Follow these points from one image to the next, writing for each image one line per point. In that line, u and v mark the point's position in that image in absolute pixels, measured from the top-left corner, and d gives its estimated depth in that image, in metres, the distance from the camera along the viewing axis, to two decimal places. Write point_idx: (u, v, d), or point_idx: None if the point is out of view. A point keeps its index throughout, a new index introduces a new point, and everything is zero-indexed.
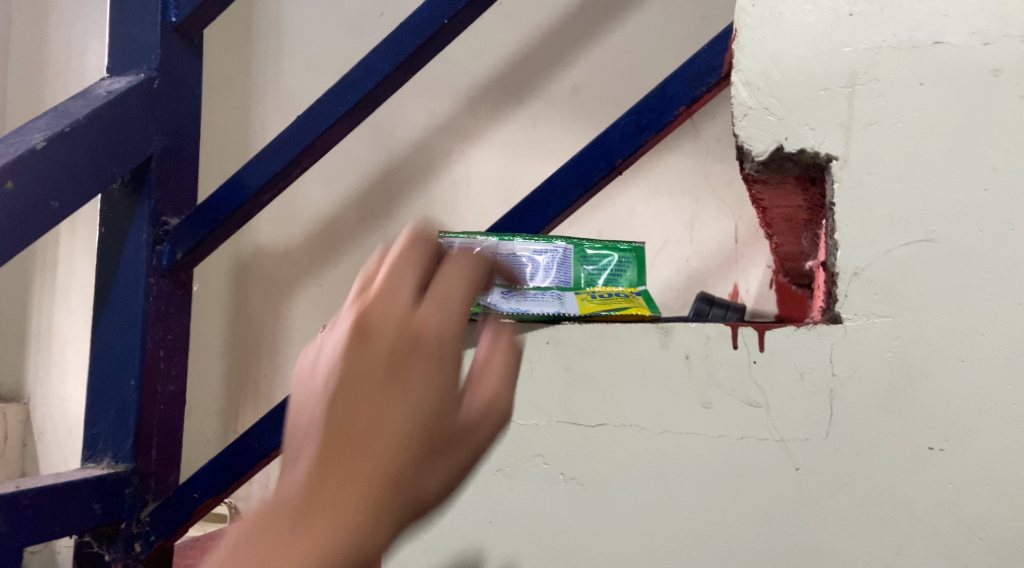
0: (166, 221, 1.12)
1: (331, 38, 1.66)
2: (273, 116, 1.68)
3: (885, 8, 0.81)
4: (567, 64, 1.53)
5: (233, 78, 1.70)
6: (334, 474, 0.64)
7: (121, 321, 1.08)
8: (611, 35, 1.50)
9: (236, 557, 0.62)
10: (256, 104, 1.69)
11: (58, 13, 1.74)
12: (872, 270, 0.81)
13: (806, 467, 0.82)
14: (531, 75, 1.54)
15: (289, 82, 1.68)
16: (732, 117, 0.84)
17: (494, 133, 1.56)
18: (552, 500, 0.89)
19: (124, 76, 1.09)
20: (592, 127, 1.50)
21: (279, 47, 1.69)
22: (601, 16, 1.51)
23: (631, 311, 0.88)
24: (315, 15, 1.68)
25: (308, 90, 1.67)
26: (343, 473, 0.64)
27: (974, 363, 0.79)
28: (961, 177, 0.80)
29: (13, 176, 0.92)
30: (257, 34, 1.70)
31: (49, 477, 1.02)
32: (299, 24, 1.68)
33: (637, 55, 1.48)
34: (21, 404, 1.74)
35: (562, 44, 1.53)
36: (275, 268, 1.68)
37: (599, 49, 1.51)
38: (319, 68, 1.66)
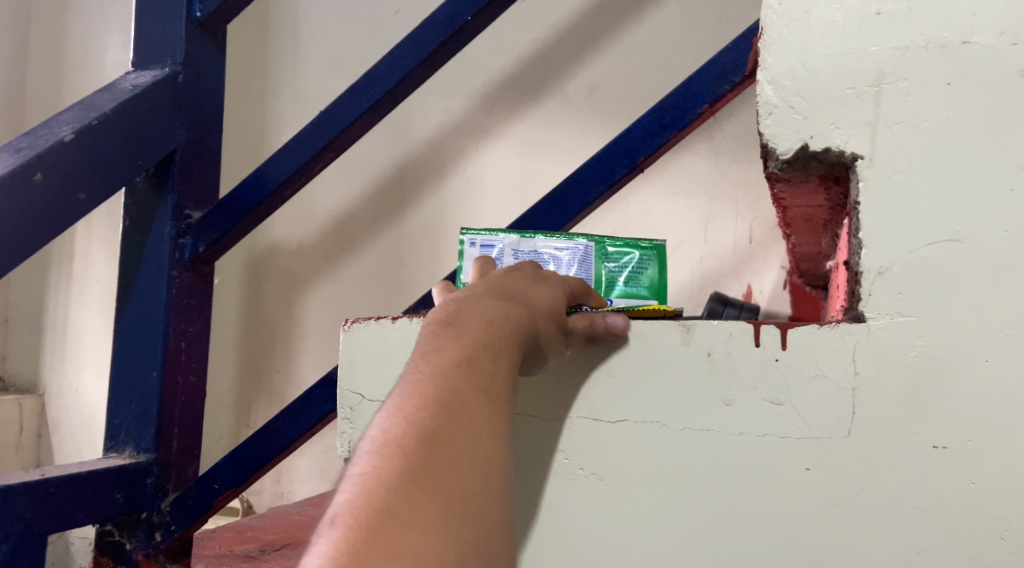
0: (190, 215, 1.12)
1: (348, 35, 1.66)
2: (290, 113, 1.69)
3: (913, 7, 0.81)
4: (584, 62, 1.52)
5: (251, 74, 1.71)
6: (485, 357, 0.74)
7: (143, 313, 1.09)
8: (628, 33, 1.49)
9: (411, 419, 0.69)
10: (272, 102, 1.70)
11: (87, 13, 1.78)
12: (897, 269, 0.81)
13: (815, 468, 0.83)
14: (548, 73, 1.54)
15: (306, 79, 1.68)
16: (757, 116, 0.84)
17: (509, 132, 1.56)
18: (573, 497, 0.89)
19: (150, 70, 1.10)
20: (609, 126, 1.50)
21: (296, 44, 1.69)
22: (619, 14, 1.50)
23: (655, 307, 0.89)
24: (333, 12, 1.68)
25: (324, 87, 1.67)
26: (492, 358, 0.74)
27: (1000, 363, 0.79)
28: (989, 177, 0.79)
29: (42, 168, 0.93)
30: (276, 32, 1.71)
31: (72, 465, 1.02)
32: (317, 22, 1.69)
33: (655, 54, 1.48)
34: (37, 395, 1.75)
35: (579, 42, 1.52)
36: (290, 264, 1.69)
37: (617, 47, 1.50)
38: (336, 66, 1.67)
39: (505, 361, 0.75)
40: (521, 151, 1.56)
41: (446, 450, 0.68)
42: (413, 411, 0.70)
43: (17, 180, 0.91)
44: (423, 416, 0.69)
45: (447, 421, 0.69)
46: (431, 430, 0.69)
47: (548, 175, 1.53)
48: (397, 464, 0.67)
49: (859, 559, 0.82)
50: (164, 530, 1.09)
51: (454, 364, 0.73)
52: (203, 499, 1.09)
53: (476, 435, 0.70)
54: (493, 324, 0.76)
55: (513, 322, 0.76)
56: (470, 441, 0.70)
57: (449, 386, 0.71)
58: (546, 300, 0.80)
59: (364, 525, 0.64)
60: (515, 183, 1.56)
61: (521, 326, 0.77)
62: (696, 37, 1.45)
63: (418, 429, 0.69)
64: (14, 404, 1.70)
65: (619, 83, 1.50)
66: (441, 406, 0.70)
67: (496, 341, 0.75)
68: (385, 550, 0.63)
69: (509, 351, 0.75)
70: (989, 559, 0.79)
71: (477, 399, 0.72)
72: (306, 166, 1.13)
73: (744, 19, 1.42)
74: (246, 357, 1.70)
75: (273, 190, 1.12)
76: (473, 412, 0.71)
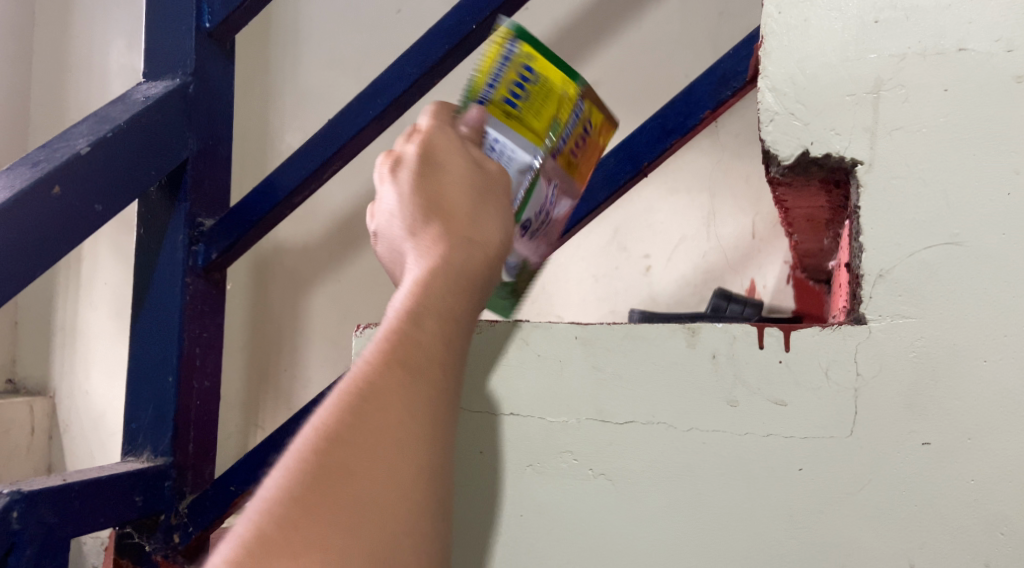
0: (201, 223, 1.14)
1: (351, 36, 1.68)
2: (293, 113, 1.70)
3: (909, 15, 0.83)
4: (585, 61, 1.54)
5: (254, 77, 1.73)
6: (405, 345, 0.76)
7: (157, 320, 1.12)
8: (629, 32, 1.51)
9: (329, 418, 0.74)
10: (276, 103, 1.72)
11: (92, 19, 1.80)
12: (896, 272, 0.83)
13: (808, 468, 0.85)
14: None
15: (308, 79, 1.70)
16: (758, 123, 0.86)
17: None
18: (581, 495, 0.91)
19: (161, 81, 1.12)
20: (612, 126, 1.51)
21: (298, 46, 1.71)
22: (619, 13, 1.51)
23: (495, 52, 0.86)
24: (335, 14, 1.70)
25: (327, 88, 1.69)
26: (412, 345, 0.76)
27: (998, 363, 0.81)
28: (986, 181, 0.81)
29: (59, 182, 0.95)
30: (279, 35, 1.73)
31: (92, 470, 1.05)
32: (318, 23, 1.70)
33: (656, 52, 1.49)
34: (48, 397, 1.77)
35: (581, 41, 1.54)
36: (295, 263, 1.71)
37: (618, 46, 1.51)
38: (339, 66, 1.68)
39: (424, 343, 0.77)
40: None
41: (365, 441, 0.73)
42: (338, 404, 0.74)
43: (35, 194, 0.93)
44: (345, 409, 0.74)
45: (366, 411, 0.73)
46: (350, 424, 0.73)
47: None
48: (317, 457, 0.72)
49: (863, 554, 0.84)
50: (182, 532, 1.11)
51: (378, 352, 0.76)
52: (219, 503, 1.10)
53: (395, 423, 0.73)
54: (417, 303, 0.78)
55: (439, 300, 0.78)
56: (381, 436, 0.73)
57: (371, 375, 0.75)
58: (472, 252, 0.80)
59: (280, 519, 0.70)
60: None
61: (448, 300, 0.78)
62: (697, 35, 1.46)
63: (339, 425, 0.73)
64: (25, 407, 1.72)
65: (621, 82, 1.51)
66: (362, 396, 0.74)
67: (421, 321, 0.77)
68: (298, 543, 0.69)
69: (440, 331, 0.78)
70: (989, 552, 0.81)
71: (397, 385, 0.75)
72: (316, 172, 1.15)
73: (745, 16, 1.43)
74: (253, 357, 1.72)
75: (284, 198, 1.14)
76: (394, 399, 0.74)
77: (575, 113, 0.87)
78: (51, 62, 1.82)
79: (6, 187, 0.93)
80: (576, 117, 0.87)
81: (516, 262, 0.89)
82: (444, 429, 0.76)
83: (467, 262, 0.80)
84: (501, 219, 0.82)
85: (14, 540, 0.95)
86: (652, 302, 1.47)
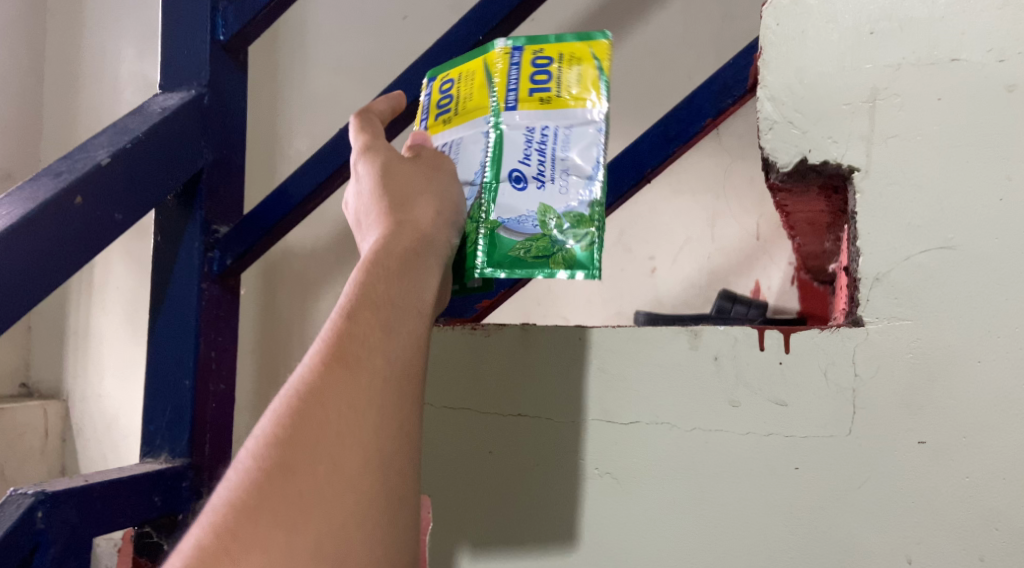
0: (216, 230, 1.17)
1: (358, 44, 1.70)
2: (301, 120, 1.72)
3: (904, 27, 0.85)
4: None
5: (262, 86, 1.76)
6: (347, 340, 0.75)
7: (174, 325, 1.15)
8: (633, 36, 1.51)
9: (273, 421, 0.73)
10: (284, 110, 1.74)
11: (106, 28, 1.82)
12: (893, 276, 0.85)
13: (804, 467, 0.88)
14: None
15: (314, 86, 1.72)
16: (758, 131, 0.88)
17: None
18: (587, 494, 0.94)
19: (177, 92, 1.15)
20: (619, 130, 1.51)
21: (305, 56, 1.74)
22: (623, 17, 1.52)
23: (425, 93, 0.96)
24: (340, 23, 1.72)
25: (333, 93, 1.70)
26: (354, 339, 0.76)
27: (992, 363, 0.84)
28: (979, 187, 0.84)
29: (81, 192, 0.98)
30: (287, 43, 1.75)
31: (112, 471, 1.08)
32: (325, 32, 1.73)
33: (659, 55, 1.50)
34: (61, 400, 1.79)
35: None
36: (303, 266, 1.73)
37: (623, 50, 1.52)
38: (346, 73, 1.70)
39: (365, 339, 0.76)
40: None
41: (305, 442, 0.72)
42: (280, 407, 0.73)
43: (58, 205, 0.96)
44: (286, 412, 0.73)
45: (307, 412, 0.73)
46: (291, 427, 0.72)
47: None
48: (258, 462, 0.71)
49: (862, 550, 0.86)
50: None
51: (319, 352, 0.75)
52: None
53: (335, 421, 0.73)
54: (356, 298, 0.77)
55: (377, 293, 0.78)
56: (325, 434, 0.72)
57: (311, 375, 0.74)
58: (407, 239, 0.81)
59: (222, 527, 0.69)
60: None
61: (387, 291, 0.78)
62: (699, 39, 1.47)
63: (280, 428, 0.72)
64: (40, 410, 1.74)
65: (625, 85, 1.51)
66: (303, 397, 0.73)
67: (361, 315, 0.77)
68: (240, 551, 0.68)
69: (380, 324, 0.77)
70: (984, 547, 0.84)
71: (338, 383, 0.74)
72: (328, 180, 1.18)
73: (746, 19, 1.44)
74: (263, 361, 1.74)
75: (296, 204, 1.19)
76: (334, 397, 0.73)
77: (513, 63, 0.90)
78: (66, 71, 1.85)
79: (30, 198, 0.96)
80: (518, 62, 0.90)
81: (529, 213, 0.87)
82: (391, 424, 0.74)
83: (401, 248, 0.80)
84: (431, 196, 0.85)
85: (38, 540, 0.98)
86: (657, 303, 1.49)
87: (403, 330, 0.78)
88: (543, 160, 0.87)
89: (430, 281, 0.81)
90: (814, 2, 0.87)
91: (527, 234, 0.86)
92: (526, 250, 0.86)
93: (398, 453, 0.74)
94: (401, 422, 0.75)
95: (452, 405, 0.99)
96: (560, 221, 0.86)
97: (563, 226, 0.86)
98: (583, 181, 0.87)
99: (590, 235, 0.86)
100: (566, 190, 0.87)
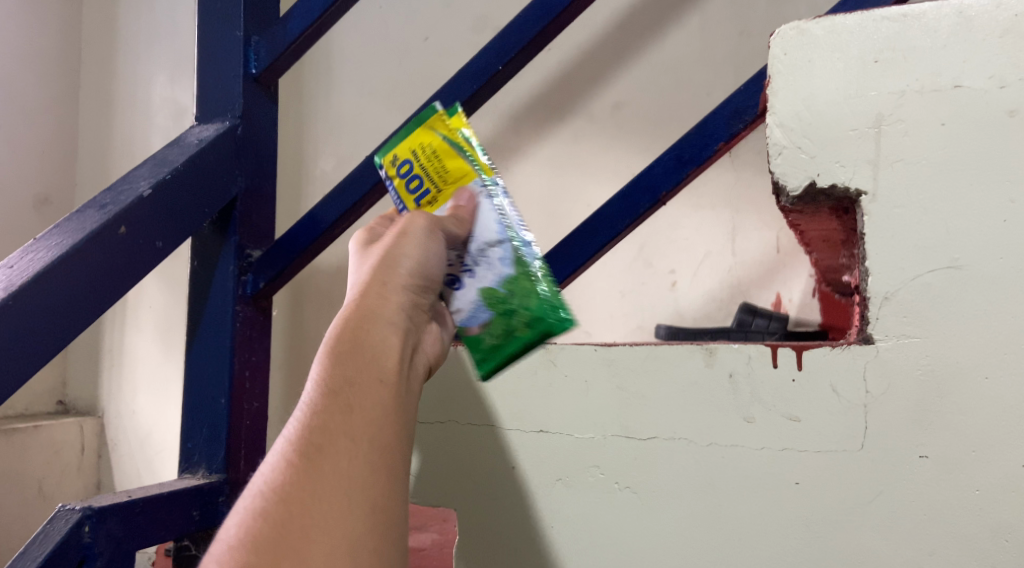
0: (250, 253, 1.22)
1: (378, 61, 1.66)
2: (326, 139, 1.68)
3: (907, 56, 0.90)
4: (607, 81, 1.49)
5: (285, 104, 1.71)
6: (310, 429, 0.82)
7: (211, 346, 1.20)
8: (652, 52, 1.46)
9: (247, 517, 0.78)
10: (308, 129, 1.69)
11: (134, 47, 1.79)
12: (901, 295, 0.90)
13: (805, 482, 0.92)
14: (575, 91, 1.51)
15: (341, 105, 1.68)
16: (767, 156, 0.93)
17: (538, 149, 1.52)
18: (608, 507, 0.98)
19: (212, 124, 1.20)
20: (639, 144, 1.46)
21: (329, 72, 1.69)
22: (641, 34, 1.47)
23: None
24: (360, 39, 1.68)
25: (357, 113, 1.66)
26: (317, 428, 0.82)
27: (998, 380, 0.88)
28: (983, 210, 0.88)
29: (125, 222, 1.04)
30: (310, 60, 1.71)
31: (154, 487, 1.13)
32: (346, 49, 1.68)
33: (676, 71, 1.45)
34: (97, 417, 1.79)
35: (602, 64, 1.49)
36: (329, 284, 1.66)
37: (642, 64, 1.47)
38: (367, 91, 1.66)
39: (329, 426, 0.82)
40: (548, 169, 1.52)
41: (272, 534, 0.77)
42: (246, 505, 0.79)
43: (105, 235, 1.03)
44: (253, 507, 0.79)
45: (271, 504, 0.78)
46: (256, 521, 0.78)
47: (580, 194, 1.49)
48: (227, 560, 0.76)
49: (875, 560, 0.90)
50: None
51: (283, 445, 0.82)
52: None
53: (299, 507, 0.78)
54: (314, 389, 0.84)
55: (335, 378, 0.84)
56: (295, 523, 0.78)
57: (275, 467, 0.80)
58: (367, 321, 0.88)
59: None
60: (546, 202, 1.51)
61: (347, 375, 0.85)
62: (716, 55, 1.43)
63: (245, 526, 0.77)
64: (76, 426, 1.73)
65: (644, 99, 1.46)
66: (268, 490, 0.79)
67: (319, 403, 0.83)
68: None
69: (338, 406, 0.83)
70: (994, 558, 0.87)
71: (306, 471, 0.80)
72: (355, 206, 1.22)
73: (763, 36, 1.40)
74: (292, 378, 1.66)
75: (325, 229, 1.22)
76: (296, 485, 0.79)
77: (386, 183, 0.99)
78: (94, 91, 1.83)
79: (77, 229, 1.02)
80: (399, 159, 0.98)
81: (476, 306, 0.94)
82: (356, 499, 0.80)
83: (359, 329, 0.87)
84: (395, 268, 0.90)
85: (86, 553, 1.03)
86: (679, 317, 1.43)
87: (363, 405, 0.84)
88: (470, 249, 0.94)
89: (389, 354, 0.88)
90: (821, 32, 0.92)
91: (482, 323, 0.94)
92: (490, 334, 0.94)
93: (365, 525, 0.80)
94: (365, 496, 0.81)
95: (477, 422, 1.04)
96: (500, 296, 0.93)
97: (504, 295, 0.93)
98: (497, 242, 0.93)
99: (530, 289, 0.92)
100: (490, 266, 0.94)
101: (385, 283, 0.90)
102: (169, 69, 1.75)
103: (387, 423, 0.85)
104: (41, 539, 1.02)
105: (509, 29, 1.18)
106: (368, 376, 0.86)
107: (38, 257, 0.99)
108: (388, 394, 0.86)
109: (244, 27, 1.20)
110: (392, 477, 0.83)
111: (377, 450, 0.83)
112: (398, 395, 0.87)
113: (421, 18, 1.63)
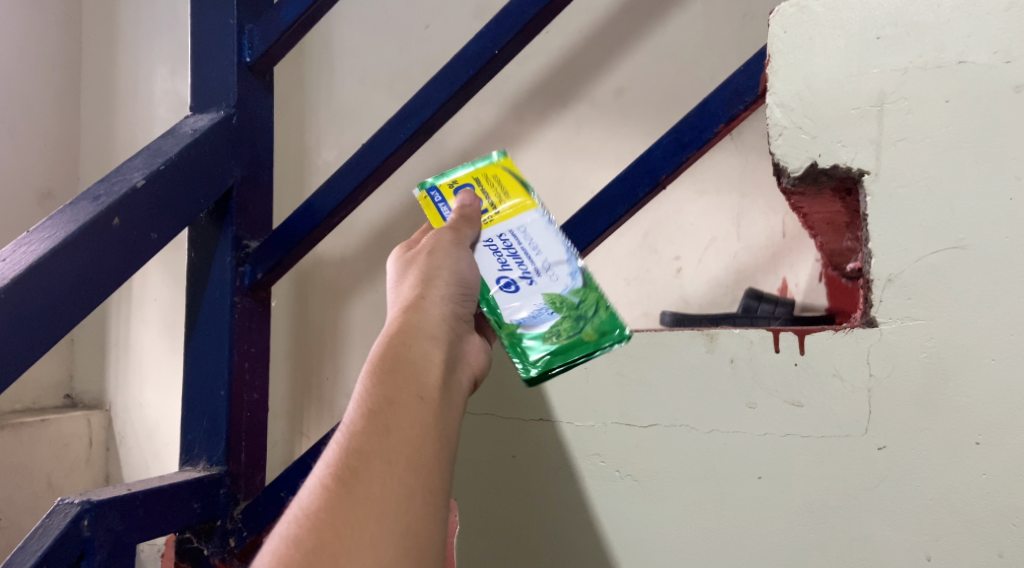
0: (247, 244, 1.21)
1: (378, 49, 1.64)
2: (328, 129, 1.66)
3: (909, 31, 0.89)
4: (611, 66, 1.47)
5: (287, 94, 1.70)
6: (346, 455, 0.80)
7: (210, 338, 1.19)
8: (655, 35, 1.44)
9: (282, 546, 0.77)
10: (310, 119, 1.68)
11: (134, 39, 1.78)
12: (905, 277, 0.89)
13: (806, 468, 0.91)
14: (578, 77, 1.49)
15: (342, 95, 1.66)
16: (768, 137, 0.92)
17: (542, 135, 1.51)
18: (609, 495, 0.98)
19: (207, 114, 1.20)
20: (640, 129, 1.44)
21: (330, 61, 1.67)
22: (643, 18, 1.45)
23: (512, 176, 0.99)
24: (359, 28, 1.66)
25: (358, 102, 1.65)
26: (353, 452, 0.80)
27: (1005, 362, 0.86)
28: (989, 189, 0.87)
29: (118, 213, 1.04)
30: (311, 48, 1.69)
31: (155, 478, 1.13)
32: (345, 36, 1.67)
33: (680, 55, 1.42)
34: (104, 410, 1.78)
35: (604, 48, 1.47)
36: (334, 275, 1.62)
37: (644, 48, 1.45)
38: (367, 80, 1.64)
39: (367, 449, 0.80)
40: (552, 156, 1.50)
41: (303, 561, 0.75)
42: (283, 529, 0.78)
43: (98, 227, 1.02)
44: (287, 534, 0.77)
45: (305, 529, 0.77)
46: (289, 549, 0.76)
47: (584, 181, 1.47)
48: None
49: (881, 548, 0.89)
50: (238, 536, 1.18)
51: (321, 470, 0.80)
52: (271, 506, 1.16)
53: (330, 534, 0.77)
54: (354, 412, 0.83)
55: (374, 398, 0.83)
56: (330, 551, 0.76)
57: (311, 492, 0.79)
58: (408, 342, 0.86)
59: None
60: (550, 188, 1.50)
61: (387, 395, 0.83)
62: (720, 38, 1.40)
63: (279, 551, 0.76)
64: (83, 419, 1.73)
65: (648, 84, 1.44)
66: (302, 515, 0.78)
67: (357, 423, 0.82)
68: None
69: (377, 426, 0.81)
70: (1003, 544, 0.86)
71: (342, 494, 0.78)
72: (353, 194, 1.21)
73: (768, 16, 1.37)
74: (297, 370, 1.62)
75: (323, 218, 1.21)
76: (330, 511, 0.77)
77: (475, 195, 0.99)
78: (95, 84, 1.82)
79: (70, 221, 1.01)
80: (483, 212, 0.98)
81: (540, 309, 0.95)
82: (389, 524, 0.78)
83: (400, 349, 0.86)
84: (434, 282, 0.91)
85: (86, 547, 1.03)
86: (684, 303, 1.41)
87: (402, 425, 0.82)
88: (523, 265, 0.96)
89: (430, 369, 0.86)
90: (821, 9, 0.91)
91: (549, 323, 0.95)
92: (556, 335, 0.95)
93: (399, 548, 0.77)
94: (401, 518, 0.78)
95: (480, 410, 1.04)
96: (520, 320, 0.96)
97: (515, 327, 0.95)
98: (504, 279, 0.96)
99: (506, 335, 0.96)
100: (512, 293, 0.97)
101: (423, 296, 0.90)
102: (168, 59, 1.73)
103: (426, 442, 0.82)
104: (40, 533, 1.01)
105: (505, 13, 1.16)
106: (409, 396, 0.84)
107: (30, 249, 0.99)
108: (429, 411, 0.84)
109: (238, 15, 1.19)
110: (429, 499, 0.81)
111: (415, 470, 0.81)
112: (440, 411, 0.85)
113: (420, 6, 1.61)
